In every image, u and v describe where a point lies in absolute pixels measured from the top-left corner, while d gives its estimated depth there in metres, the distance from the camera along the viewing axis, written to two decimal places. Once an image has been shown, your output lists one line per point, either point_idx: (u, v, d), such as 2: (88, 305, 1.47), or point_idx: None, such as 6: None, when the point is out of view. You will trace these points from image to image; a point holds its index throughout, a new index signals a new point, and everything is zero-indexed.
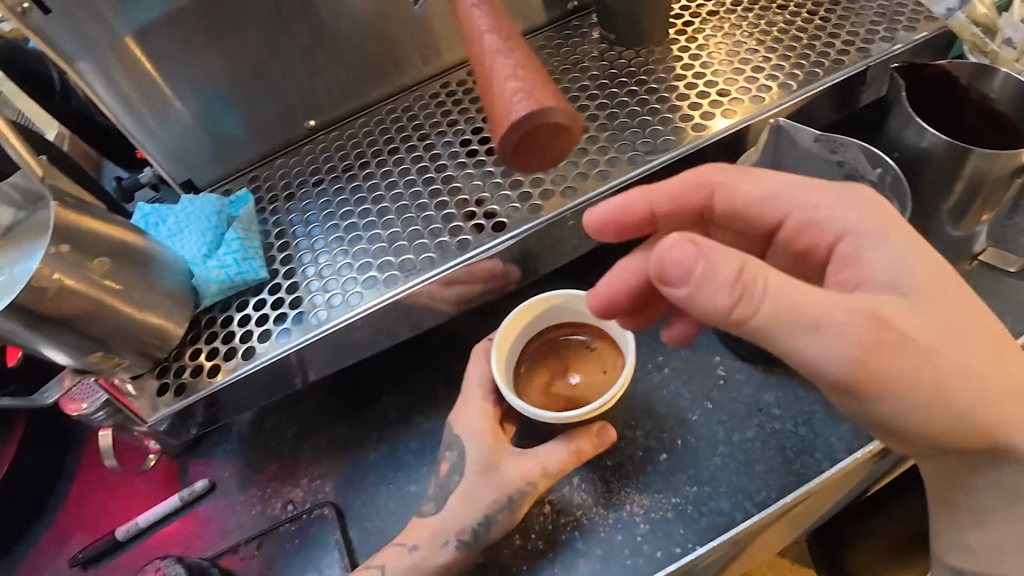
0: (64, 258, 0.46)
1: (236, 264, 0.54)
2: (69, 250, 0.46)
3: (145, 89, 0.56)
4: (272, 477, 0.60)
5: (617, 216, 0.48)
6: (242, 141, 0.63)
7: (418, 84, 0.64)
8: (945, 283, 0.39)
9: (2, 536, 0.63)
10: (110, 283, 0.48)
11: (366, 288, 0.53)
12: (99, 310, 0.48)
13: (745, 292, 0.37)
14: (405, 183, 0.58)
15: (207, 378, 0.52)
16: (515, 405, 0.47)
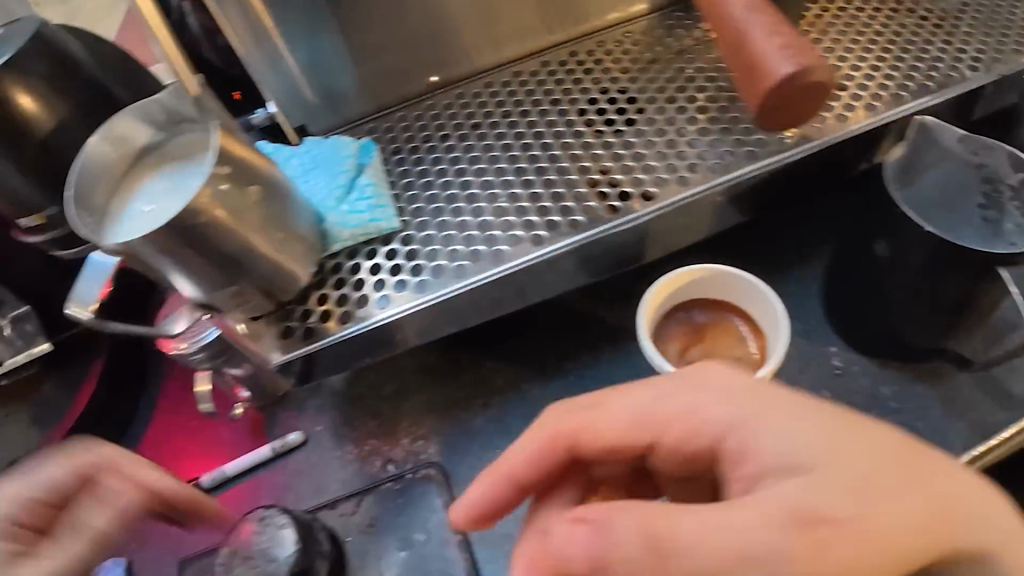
0: (221, 190, 0.44)
1: (369, 210, 0.52)
2: (228, 179, 0.45)
3: (253, 25, 0.54)
4: (370, 434, 0.58)
5: (497, 496, 0.43)
6: (352, 94, 0.60)
7: (542, 51, 0.62)
8: (853, 446, 0.34)
9: (81, 464, 0.64)
10: (244, 216, 0.46)
11: (513, 249, 0.51)
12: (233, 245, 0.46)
13: (664, 567, 0.33)
14: (542, 147, 0.56)
15: (337, 324, 0.50)
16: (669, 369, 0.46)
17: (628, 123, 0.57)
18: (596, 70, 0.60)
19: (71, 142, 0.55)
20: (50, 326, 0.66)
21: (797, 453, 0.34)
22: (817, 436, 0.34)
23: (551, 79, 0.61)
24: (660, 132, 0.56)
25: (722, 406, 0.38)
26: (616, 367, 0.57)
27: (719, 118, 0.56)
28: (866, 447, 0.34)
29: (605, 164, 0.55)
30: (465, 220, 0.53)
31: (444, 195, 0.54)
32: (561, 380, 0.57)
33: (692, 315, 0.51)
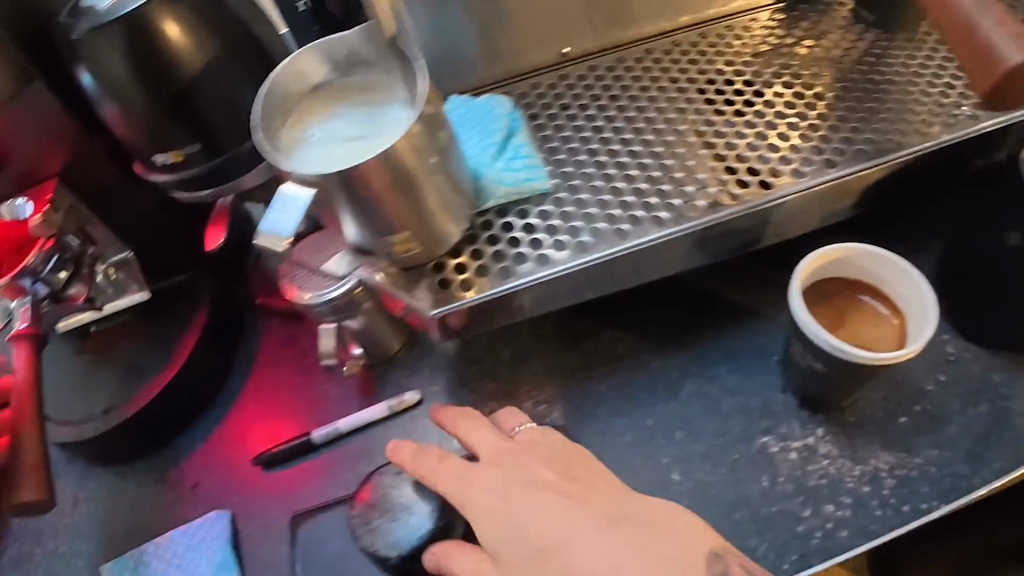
0: (414, 139, 0.42)
1: (527, 169, 0.52)
2: (421, 131, 0.43)
3: None
4: (490, 396, 0.58)
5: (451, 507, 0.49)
6: (476, 58, 0.60)
7: (673, 29, 0.63)
8: (518, 461, 0.48)
9: (178, 417, 0.63)
10: (419, 164, 0.44)
11: (672, 216, 0.52)
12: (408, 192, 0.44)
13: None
14: (684, 123, 0.57)
15: (495, 279, 0.49)
16: (826, 344, 0.48)
17: (766, 105, 0.58)
18: (728, 53, 0.61)
19: (213, 82, 0.54)
20: (151, 273, 0.66)
21: (546, 525, 0.45)
22: (535, 513, 0.45)
23: (684, 58, 0.61)
24: (799, 116, 0.57)
25: (493, 489, 0.47)
26: (739, 341, 0.58)
27: (857, 106, 0.57)
28: (573, 525, 0.45)
29: (750, 142, 0.56)
30: (619, 186, 0.53)
31: (595, 162, 0.55)
32: (684, 351, 0.58)
33: (835, 295, 0.52)
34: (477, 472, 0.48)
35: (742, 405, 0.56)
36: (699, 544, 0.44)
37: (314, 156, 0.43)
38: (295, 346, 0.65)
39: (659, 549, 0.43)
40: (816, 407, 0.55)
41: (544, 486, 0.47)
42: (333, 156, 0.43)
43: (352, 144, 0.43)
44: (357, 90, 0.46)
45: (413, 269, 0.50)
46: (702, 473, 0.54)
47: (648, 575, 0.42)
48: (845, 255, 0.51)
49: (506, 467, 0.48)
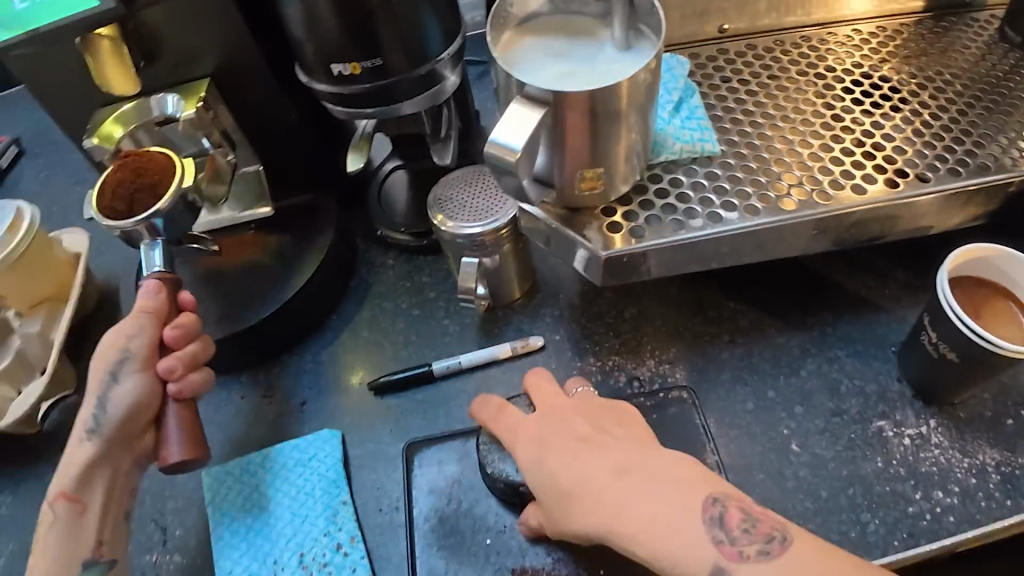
0: (641, 79, 0.42)
1: (701, 131, 0.53)
2: (650, 70, 0.43)
3: None
4: (612, 351, 0.59)
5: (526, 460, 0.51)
6: None
7: (827, 24, 0.65)
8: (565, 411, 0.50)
9: (289, 333, 0.64)
10: (632, 107, 0.44)
11: (836, 194, 0.52)
12: (613, 130, 0.44)
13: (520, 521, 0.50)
14: (843, 110, 0.58)
15: (665, 230, 0.50)
16: (947, 305, 0.51)
17: (919, 106, 0.60)
18: (880, 52, 0.63)
19: (404, 5, 0.52)
20: (277, 190, 0.68)
21: (574, 473, 0.45)
22: (560, 459, 0.46)
23: (838, 50, 0.63)
24: (952, 120, 0.58)
25: (528, 440, 0.48)
26: (858, 329, 0.60)
27: (1007, 117, 0.58)
28: (592, 473, 0.45)
29: (908, 137, 0.57)
30: (783, 159, 0.54)
31: (759, 134, 0.56)
32: (804, 332, 0.60)
33: (977, 293, 0.54)
34: (515, 420, 0.50)
35: (860, 389, 0.58)
36: (698, 489, 0.42)
37: (528, 74, 0.43)
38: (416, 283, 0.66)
39: (659, 497, 0.42)
40: (930, 398, 0.57)
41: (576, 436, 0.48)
42: (549, 79, 0.43)
43: (571, 72, 0.44)
44: (568, 29, 0.46)
45: (580, 210, 0.51)
46: (820, 447, 0.55)
47: (648, 506, 0.42)
48: (983, 254, 0.53)
49: (547, 418, 0.49)
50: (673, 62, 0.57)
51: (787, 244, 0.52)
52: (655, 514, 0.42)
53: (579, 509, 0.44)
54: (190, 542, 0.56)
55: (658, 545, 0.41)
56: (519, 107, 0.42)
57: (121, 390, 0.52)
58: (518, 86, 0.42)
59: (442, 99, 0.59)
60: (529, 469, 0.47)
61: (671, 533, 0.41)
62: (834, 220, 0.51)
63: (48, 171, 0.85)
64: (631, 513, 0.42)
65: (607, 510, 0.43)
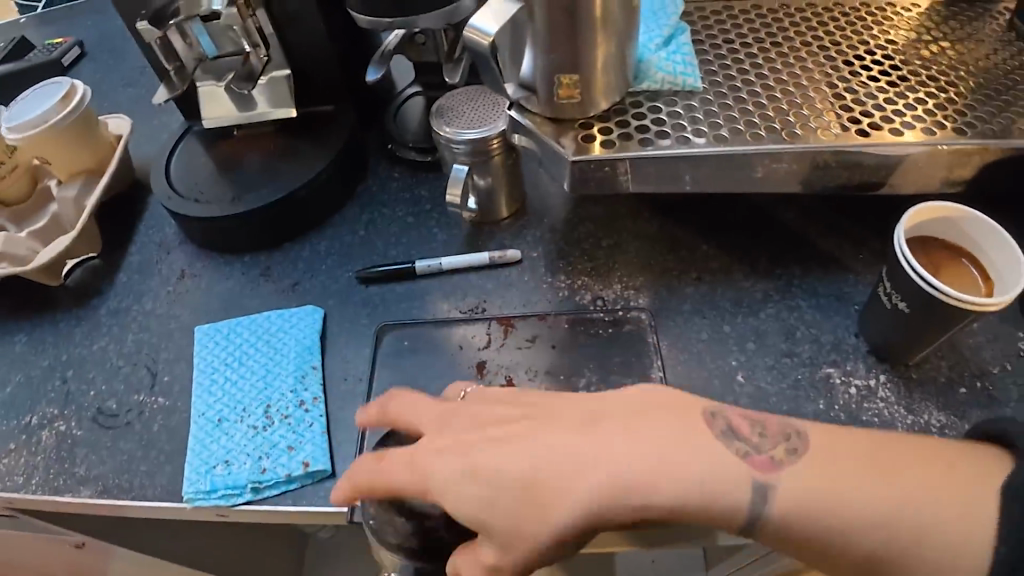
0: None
1: (683, 65, 0.56)
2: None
3: None
4: (583, 273, 0.62)
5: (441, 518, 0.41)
6: None
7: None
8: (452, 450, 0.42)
9: (293, 223, 0.69)
10: (608, 11, 0.48)
11: (806, 135, 0.55)
12: (589, 32, 0.48)
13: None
14: (832, 69, 0.61)
15: (636, 145, 0.53)
16: (899, 253, 0.53)
17: (910, 76, 0.62)
18: (881, 27, 0.66)
19: None
20: (303, 97, 0.74)
21: (540, 457, 0.40)
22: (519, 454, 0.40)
23: (839, 20, 0.66)
24: (938, 90, 0.61)
25: (458, 476, 0.41)
26: (823, 285, 0.62)
27: (997, 95, 0.60)
28: (558, 459, 0.40)
29: (891, 99, 0.59)
30: (761, 102, 0.57)
31: (744, 79, 0.59)
32: (771, 279, 0.62)
33: (940, 254, 0.56)
34: (438, 453, 0.42)
35: (814, 336, 0.60)
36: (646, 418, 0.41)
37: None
38: (414, 196, 0.70)
39: (629, 451, 0.39)
40: (884, 354, 0.59)
41: (498, 433, 0.42)
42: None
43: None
44: None
45: (562, 121, 0.54)
46: (765, 382, 0.57)
47: (637, 460, 0.39)
48: (950, 214, 0.55)
49: (447, 458, 0.41)
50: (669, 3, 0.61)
51: (752, 180, 0.56)
52: (657, 452, 0.39)
53: (566, 482, 0.39)
54: (174, 388, 0.62)
55: (695, 477, 0.38)
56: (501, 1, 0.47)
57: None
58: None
59: (458, 20, 0.64)
60: (480, 499, 0.40)
61: (701, 457, 0.39)
62: (796, 161, 0.54)
63: (106, 71, 0.93)
64: (642, 453, 0.39)
65: (591, 480, 0.39)
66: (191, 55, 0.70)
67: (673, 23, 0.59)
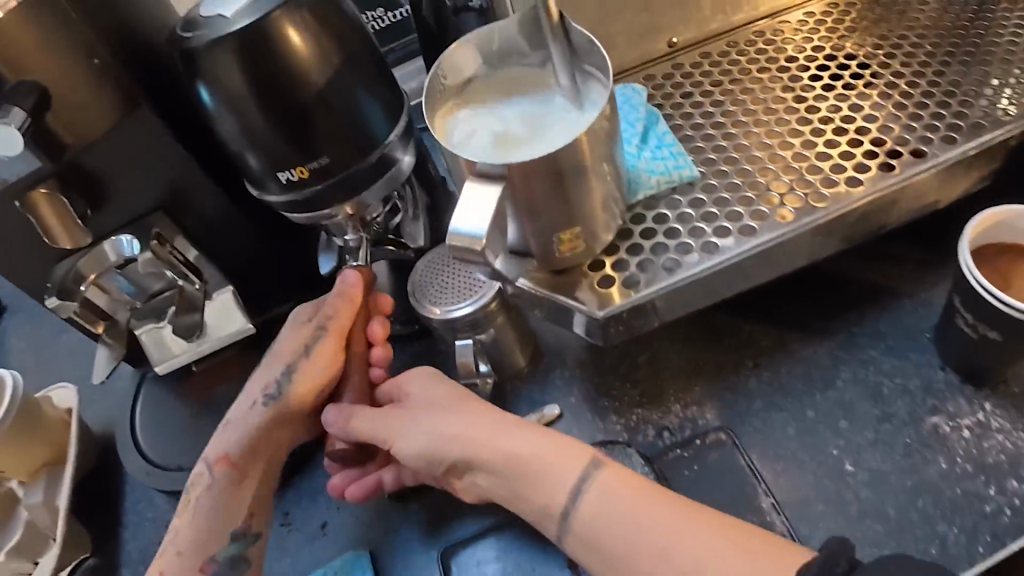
0: (599, 126, 0.41)
1: (674, 157, 0.50)
2: (604, 118, 0.41)
3: None
4: (635, 403, 0.56)
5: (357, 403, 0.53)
6: None
7: (781, 11, 0.62)
8: None
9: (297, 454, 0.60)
10: (591, 152, 0.41)
11: (834, 194, 0.49)
12: (576, 184, 0.42)
13: None
14: (817, 101, 0.56)
15: (662, 271, 0.47)
16: (974, 283, 0.48)
17: (893, 76, 0.57)
18: (839, 28, 0.61)
19: (339, 92, 0.51)
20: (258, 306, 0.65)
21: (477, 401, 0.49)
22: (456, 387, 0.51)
23: (796, 38, 0.60)
24: (930, 85, 0.56)
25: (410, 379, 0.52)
26: (885, 324, 0.57)
27: (986, 69, 0.56)
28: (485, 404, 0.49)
29: (887, 112, 0.54)
30: (766, 167, 0.52)
31: (734, 146, 0.53)
32: (830, 338, 0.56)
33: (1001, 259, 0.52)
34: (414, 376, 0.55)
35: (902, 386, 0.54)
36: None
37: (504, 149, 0.41)
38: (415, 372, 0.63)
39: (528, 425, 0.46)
40: (981, 381, 0.53)
41: (427, 403, 0.49)
42: (524, 144, 0.41)
43: (532, 132, 0.42)
44: (507, 85, 0.44)
45: (568, 271, 0.48)
46: (876, 461, 0.51)
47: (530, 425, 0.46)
48: (996, 218, 0.51)
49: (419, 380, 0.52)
50: (629, 91, 0.54)
51: (789, 257, 0.50)
52: (526, 442, 0.45)
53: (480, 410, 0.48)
54: None
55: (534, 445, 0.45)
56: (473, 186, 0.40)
57: (314, 363, 0.53)
58: (468, 164, 0.40)
59: (403, 178, 0.57)
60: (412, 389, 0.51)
61: (563, 451, 0.44)
62: (829, 224, 0.49)
63: (31, 322, 0.83)
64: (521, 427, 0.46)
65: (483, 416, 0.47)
66: (118, 306, 0.61)
67: (639, 112, 0.53)
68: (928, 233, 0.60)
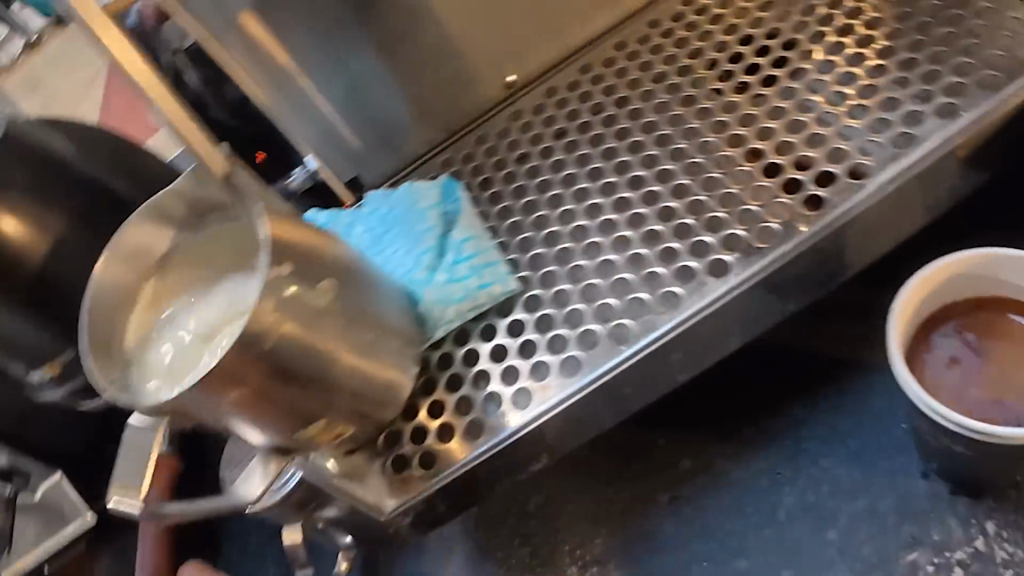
0: (286, 287, 0.31)
1: (476, 275, 0.37)
2: (292, 273, 0.31)
3: (272, 66, 0.43)
4: (525, 568, 0.43)
5: None
6: (405, 127, 0.47)
7: (646, 8, 0.47)
8: None
9: None
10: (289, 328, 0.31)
11: (690, 289, 0.36)
12: (293, 380, 0.32)
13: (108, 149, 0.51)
14: (685, 137, 0.40)
15: (464, 444, 0.37)
16: (905, 383, 0.33)
17: (796, 75, 0.40)
18: (724, 17, 0.44)
19: None
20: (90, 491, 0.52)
21: None
22: None
23: (666, 43, 0.45)
24: (843, 81, 0.39)
25: None
26: (843, 417, 0.42)
27: (924, 40, 0.39)
28: None
29: (784, 135, 0.38)
30: (609, 258, 0.37)
31: (572, 230, 0.39)
32: (768, 448, 0.42)
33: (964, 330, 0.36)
34: None
35: (865, 510, 0.39)
36: None
37: (189, 369, 0.31)
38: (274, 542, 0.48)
39: None
40: (977, 491, 0.38)
41: None
42: (211, 351, 0.31)
43: (222, 331, 0.31)
44: (210, 262, 0.34)
45: (359, 450, 0.38)
46: None
47: None
48: (957, 272, 0.35)
49: None
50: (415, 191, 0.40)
51: (650, 381, 0.37)
52: None
53: None
54: None
55: None
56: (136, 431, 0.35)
57: None
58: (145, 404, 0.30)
59: None
60: None
61: None
62: (690, 333, 0.36)
63: None
64: None
65: None
66: None
67: (433, 211, 0.40)
68: (898, 273, 0.44)
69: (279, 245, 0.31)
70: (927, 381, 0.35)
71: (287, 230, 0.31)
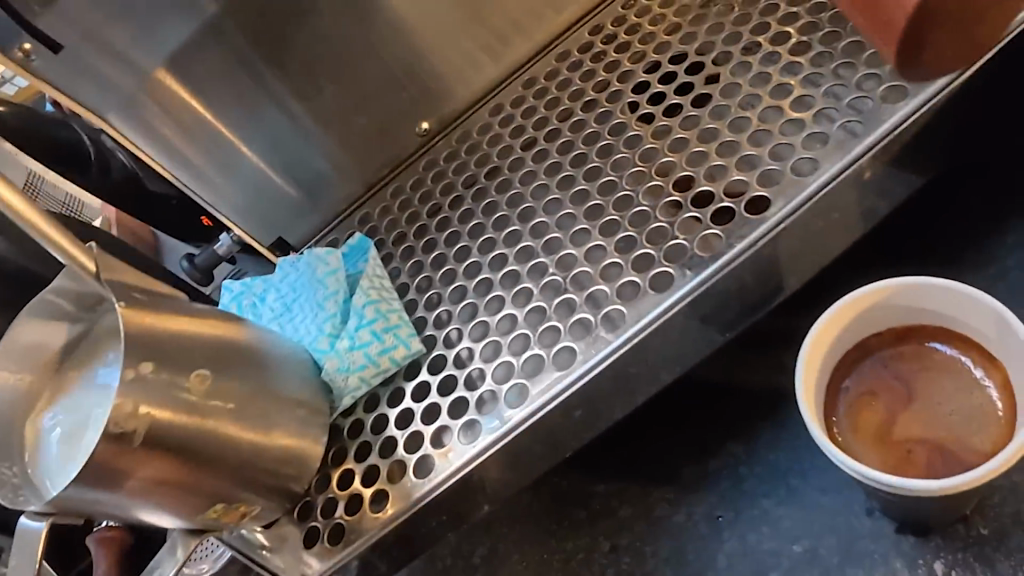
0: (151, 382, 0.31)
1: (377, 339, 0.37)
2: (155, 368, 0.31)
3: (188, 136, 0.44)
4: None
5: None
6: (326, 180, 0.48)
7: (555, 40, 0.46)
8: None
9: None
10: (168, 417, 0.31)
11: (585, 344, 0.35)
12: (180, 471, 0.32)
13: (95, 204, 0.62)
14: (587, 178, 0.39)
15: (371, 515, 0.36)
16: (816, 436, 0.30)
17: (697, 101, 0.39)
18: (630, 42, 0.43)
19: None
20: None
21: None
22: None
23: (573, 75, 0.44)
24: (746, 105, 0.38)
25: None
26: (783, 451, 0.40)
27: (829, 54, 0.37)
28: None
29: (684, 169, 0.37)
30: (511, 314, 0.37)
31: (478, 284, 0.39)
32: (708, 488, 0.40)
33: (882, 364, 0.34)
34: None
35: (809, 552, 0.37)
36: None
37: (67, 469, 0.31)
38: None
39: None
40: (923, 528, 0.35)
41: None
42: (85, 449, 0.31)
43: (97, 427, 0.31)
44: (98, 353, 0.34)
45: (274, 525, 0.37)
46: None
47: None
48: (871, 304, 0.33)
49: None
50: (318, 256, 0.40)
51: (558, 435, 0.36)
52: None
53: None
54: None
55: None
56: (19, 530, 0.31)
57: None
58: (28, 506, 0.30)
59: None
60: None
61: None
62: (593, 386, 0.35)
63: None
64: None
65: None
66: None
67: (334, 276, 0.39)
68: (836, 294, 0.41)
69: (144, 341, 0.31)
70: (839, 422, 0.33)
71: (151, 323, 0.31)
